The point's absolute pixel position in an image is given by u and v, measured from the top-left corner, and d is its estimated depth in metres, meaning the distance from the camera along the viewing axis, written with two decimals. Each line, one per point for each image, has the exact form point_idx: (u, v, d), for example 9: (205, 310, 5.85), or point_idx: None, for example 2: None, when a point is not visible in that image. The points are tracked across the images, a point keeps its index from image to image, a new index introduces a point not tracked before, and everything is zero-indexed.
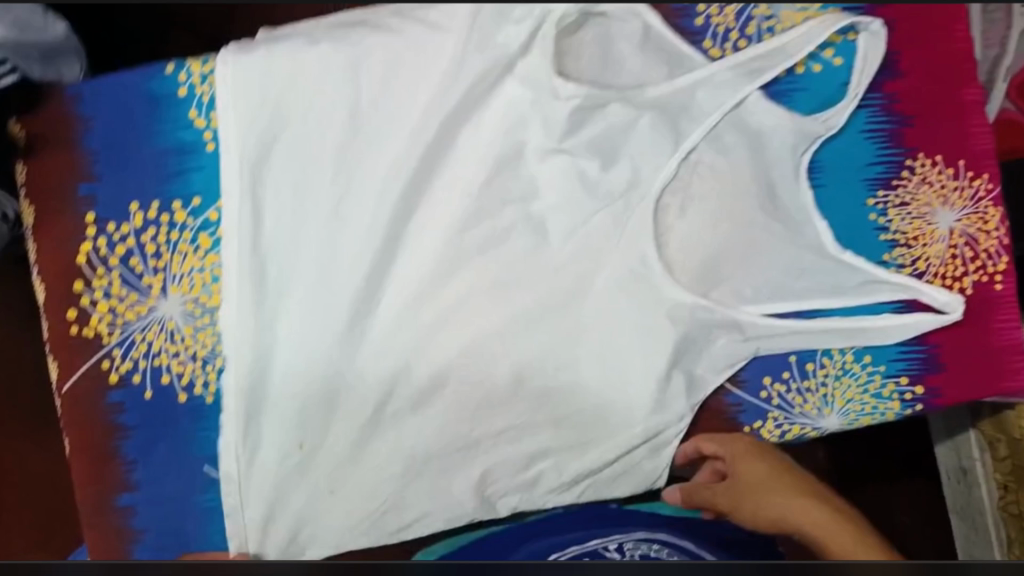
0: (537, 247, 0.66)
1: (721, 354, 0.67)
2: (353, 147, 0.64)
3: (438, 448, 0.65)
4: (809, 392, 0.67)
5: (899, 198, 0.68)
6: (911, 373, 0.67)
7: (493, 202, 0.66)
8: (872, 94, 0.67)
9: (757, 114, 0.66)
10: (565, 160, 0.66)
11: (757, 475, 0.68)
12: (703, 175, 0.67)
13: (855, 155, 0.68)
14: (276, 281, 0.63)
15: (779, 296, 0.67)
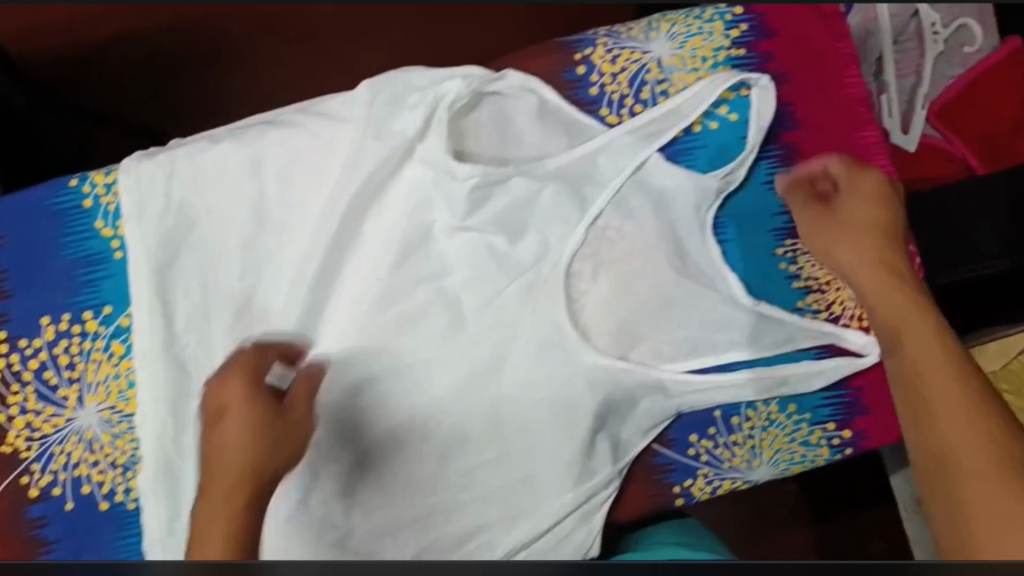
0: (454, 325, 0.66)
1: (645, 415, 0.66)
2: (262, 241, 0.66)
3: (366, 531, 0.64)
4: (737, 446, 0.67)
5: (807, 245, 0.68)
6: (837, 418, 0.67)
7: (405, 283, 0.66)
8: (769, 146, 0.68)
9: (657, 175, 0.67)
10: (473, 237, 0.66)
11: (856, 214, 0.64)
12: (611, 239, 0.67)
13: (758, 206, 0.68)
14: (192, 380, 0.64)
15: (699, 353, 0.67)
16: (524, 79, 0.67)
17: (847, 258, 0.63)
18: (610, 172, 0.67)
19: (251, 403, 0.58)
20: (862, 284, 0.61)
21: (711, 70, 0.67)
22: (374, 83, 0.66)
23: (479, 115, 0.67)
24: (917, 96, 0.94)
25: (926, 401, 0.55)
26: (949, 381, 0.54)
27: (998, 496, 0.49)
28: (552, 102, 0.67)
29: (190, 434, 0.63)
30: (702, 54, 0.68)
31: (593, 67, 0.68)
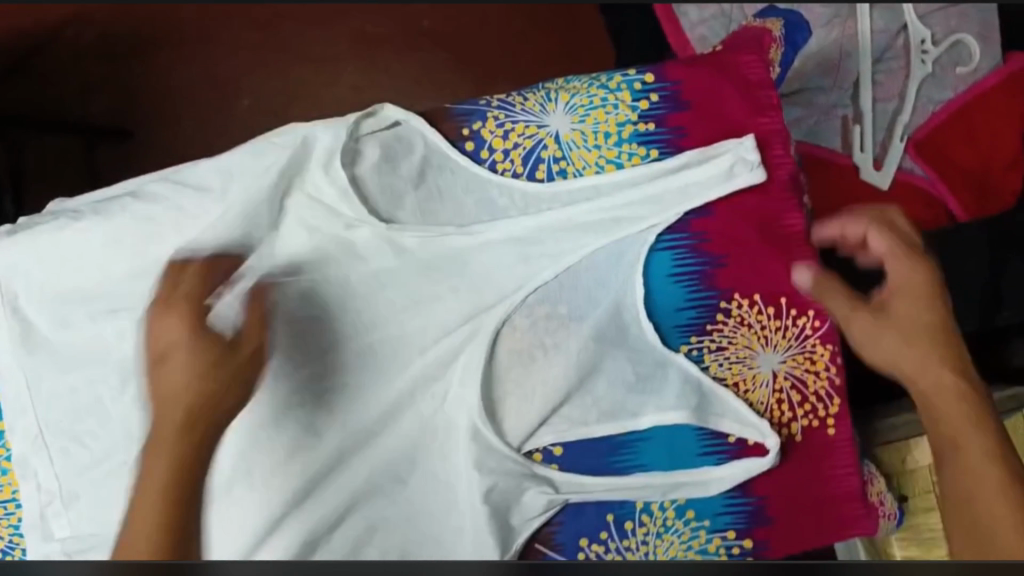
0: (348, 402, 0.63)
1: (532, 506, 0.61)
2: (122, 318, 0.61)
3: None
4: (629, 551, 0.63)
5: (715, 342, 0.62)
6: (738, 527, 0.63)
7: (286, 356, 0.62)
8: (675, 232, 0.62)
9: (594, 254, 0.62)
10: (360, 307, 0.62)
11: (908, 309, 0.60)
12: (541, 319, 0.62)
13: (660, 300, 0.62)
14: (66, 464, 0.62)
15: (604, 426, 0.62)
16: (402, 114, 0.63)
17: (904, 317, 0.60)
18: (533, 252, 0.62)
19: (190, 352, 0.56)
20: (909, 305, 0.61)
21: (614, 148, 0.62)
22: (234, 155, 0.62)
23: (348, 149, 0.61)
24: (896, 125, 0.85)
25: (967, 466, 0.54)
26: (988, 456, 0.54)
27: (996, 499, 0.52)
28: (440, 152, 0.63)
29: (70, 517, 0.62)
30: (604, 130, 0.62)
31: (483, 142, 0.63)
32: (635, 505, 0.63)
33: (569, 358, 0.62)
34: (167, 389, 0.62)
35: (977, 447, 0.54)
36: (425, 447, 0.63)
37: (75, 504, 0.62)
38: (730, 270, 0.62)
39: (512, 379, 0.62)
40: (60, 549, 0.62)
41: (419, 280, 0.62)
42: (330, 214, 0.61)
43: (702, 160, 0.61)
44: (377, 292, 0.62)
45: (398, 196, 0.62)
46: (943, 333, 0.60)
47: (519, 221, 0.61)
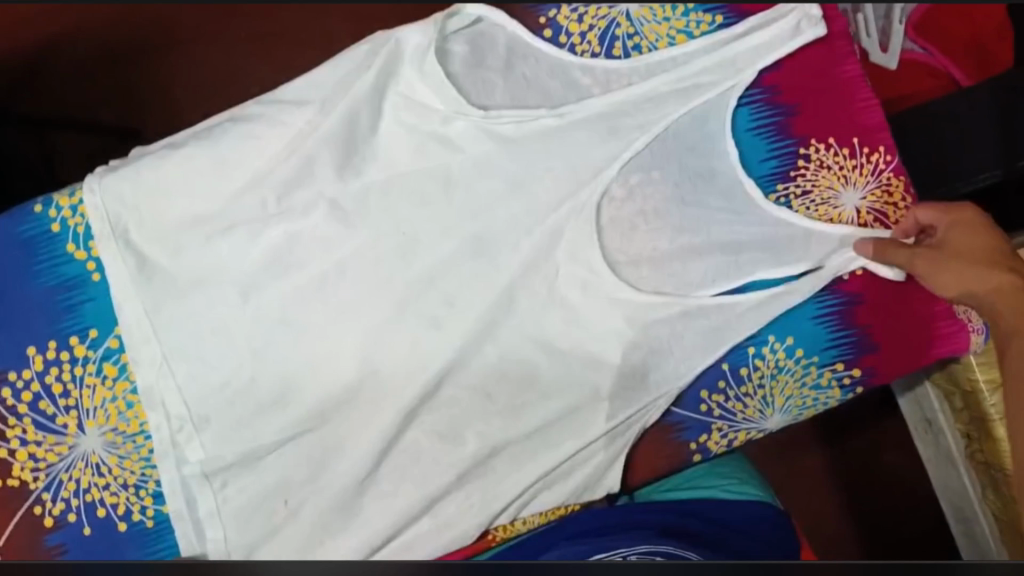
0: (465, 288, 0.65)
1: (658, 360, 0.65)
2: (241, 234, 0.63)
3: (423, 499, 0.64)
4: (748, 397, 0.67)
5: (799, 187, 0.67)
6: (846, 358, 0.67)
7: (402, 248, 0.65)
8: (752, 90, 0.66)
9: (678, 120, 0.66)
10: (465, 195, 0.65)
11: (963, 241, 0.60)
12: (637, 188, 0.66)
13: (746, 152, 0.67)
14: (197, 384, 0.63)
15: (723, 277, 0.66)
16: (485, 10, 0.66)
17: (967, 242, 0.60)
18: (622, 125, 0.66)
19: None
20: (961, 233, 0.61)
21: (682, 19, 0.67)
22: (329, 68, 0.65)
23: (442, 48, 0.65)
24: (893, 9, 0.92)
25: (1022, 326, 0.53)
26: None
27: None
28: (523, 42, 0.66)
29: (207, 440, 0.63)
30: (670, 4, 0.68)
31: (560, 28, 0.67)
32: (748, 352, 0.66)
33: (668, 219, 0.66)
34: (290, 297, 0.64)
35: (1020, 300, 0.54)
36: (542, 327, 0.65)
37: (207, 428, 0.63)
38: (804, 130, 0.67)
39: (617, 249, 0.66)
40: (200, 470, 0.63)
41: (517, 164, 0.65)
42: (425, 110, 0.65)
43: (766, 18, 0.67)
44: (479, 180, 0.65)
45: (486, 91, 0.66)
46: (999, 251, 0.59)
47: (607, 97, 0.65)
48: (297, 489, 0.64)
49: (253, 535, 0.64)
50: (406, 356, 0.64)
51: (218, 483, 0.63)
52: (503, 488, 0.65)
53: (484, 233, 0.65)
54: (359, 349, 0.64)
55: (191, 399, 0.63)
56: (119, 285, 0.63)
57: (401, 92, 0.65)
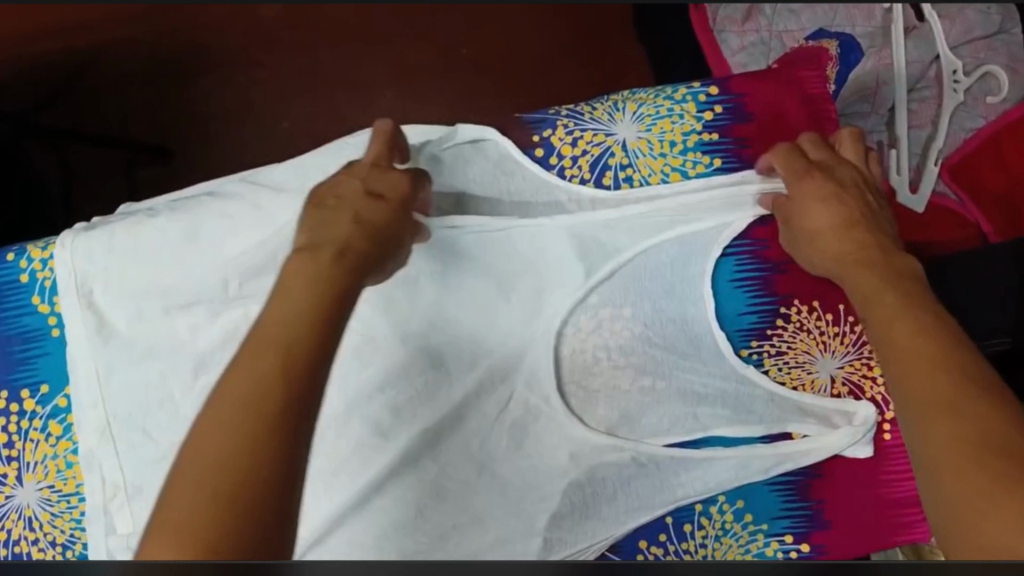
0: (425, 393, 0.62)
1: (603, 498, 0.60)
2: (196, 308, 0.63)
3: None
4: (688, 554, 0.63)
5: (774, 346, 0.64)
6: (795, 531, 0.64)
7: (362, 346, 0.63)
8: (739, 240, 0.64)
9: (654, 258, 0.65)
10: (435, 296, 0.64)
11: (817, 220, 0.61)
12: (606, 319, 0.65)
13: (723, 307, 0.64)
14: (134, 450, 0.61)
15: (679, 427, 0.62)
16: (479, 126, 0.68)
17: (817, 215, 0.61)
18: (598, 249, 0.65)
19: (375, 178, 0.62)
20: (811, 206, 0.61)
21: (679, 156, 0.66)
22: (317, 159, 0.66)
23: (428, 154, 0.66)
24: (931, 149, 0.88)
25: (885, 329, 0.53)
26: (918, 340, 0.51)
27: (917, 345, 0.50)
28: (513, 158, 0.68)
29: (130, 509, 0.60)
30: (670, 139, 0.66)
31: (553, 148, 0.67)
32: (694, 508, 0.64)
33: (635, 358, 0.64)
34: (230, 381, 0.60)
35: (905, 319, 0.52)
36: (487, 451, 0.61)
37: (134, 499, 0.60)
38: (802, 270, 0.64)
39: (577, 379, 0.64)
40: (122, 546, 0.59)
41: (482, 279, 0.65)
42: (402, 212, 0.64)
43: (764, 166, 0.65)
44: (447, 284, 0.65)
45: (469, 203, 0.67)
46: (853, 218, 0.61)
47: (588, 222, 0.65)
48: None
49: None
50: None
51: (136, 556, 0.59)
52: None
53: (441, 339, 0.64)
54: None
55: (126, 464, 0.61)
56: (74, 343, 0.63)
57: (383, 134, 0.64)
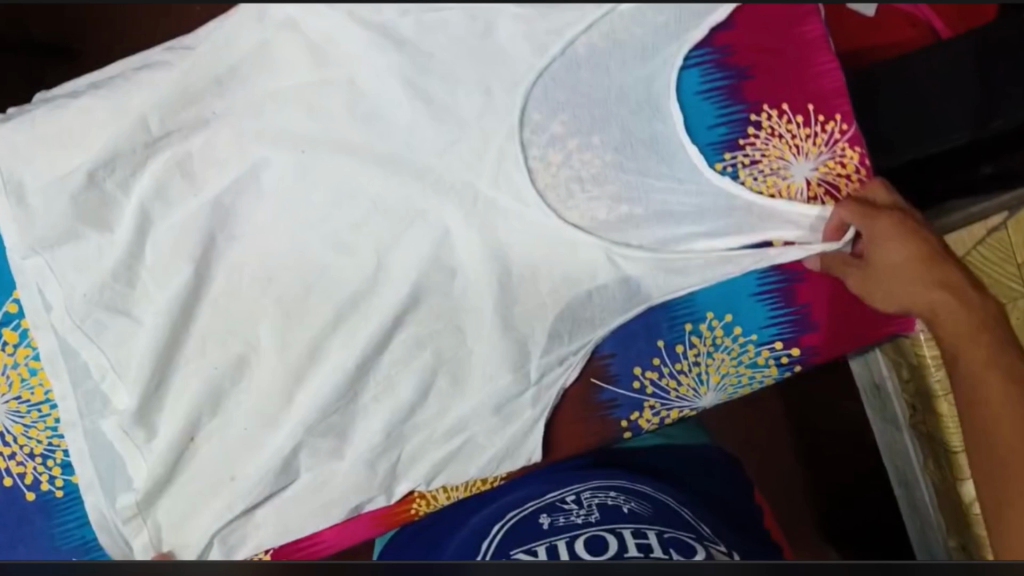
0: (399, 242, 0.62)
1: (587, 319, 0.63)
2: (146, 178, 0.59)
3: (368, 449, 0.62)
4: (682, 374, 0.65)
5: (748, 157, 0.62)
6: (784, 338, 0.65)
7: (325, 210, 0.61)
8: (702, 47, 0.62)
9: (618, 74, 0.61)
10: (396, 141, 0.61)
11: (894, 260, 0.61)
12: (576, 147, 0.62)
13: (693, 118, 0.62)
14: (111, 344, 0.60)
15: (668, 247, 0.62)
16: None
17: (893, 256, 0.62)
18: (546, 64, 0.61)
19: None
20: (885, 245, 0.61)
21: None
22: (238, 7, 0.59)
23: None
24: None
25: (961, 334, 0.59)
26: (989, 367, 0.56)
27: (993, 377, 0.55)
28: None
29: (126, 387, 0.60)
30: None
31: None
32: (684, 329, 0.64)
33: (613, 185, 0.62)
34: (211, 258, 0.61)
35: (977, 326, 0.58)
36: (469, 298, 0.63)
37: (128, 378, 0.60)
38: (762, 21, 0.62)
39: (557, 213, 0.62)
40: (120, 425, 0.60)
41: (443, 121, 0.61)
42: (347, 58, 0.60)
43: None
44: (405, 126, 0.61)
45: (410, 40, 0.60)
46: (929, 260, 0.61)
47: (546, 57, 0.60)
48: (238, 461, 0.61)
49: (170, 522, 0.61)
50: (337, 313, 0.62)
51: (137, 437, 0.60)
52: (435, 443, 0.63)
53: (409, 190, 0.61)
54: (282, 314, 0.62)
55: (115, 359, 0.60)
56: (12, 246, 0.59)
57: (251, 66, 0.59)
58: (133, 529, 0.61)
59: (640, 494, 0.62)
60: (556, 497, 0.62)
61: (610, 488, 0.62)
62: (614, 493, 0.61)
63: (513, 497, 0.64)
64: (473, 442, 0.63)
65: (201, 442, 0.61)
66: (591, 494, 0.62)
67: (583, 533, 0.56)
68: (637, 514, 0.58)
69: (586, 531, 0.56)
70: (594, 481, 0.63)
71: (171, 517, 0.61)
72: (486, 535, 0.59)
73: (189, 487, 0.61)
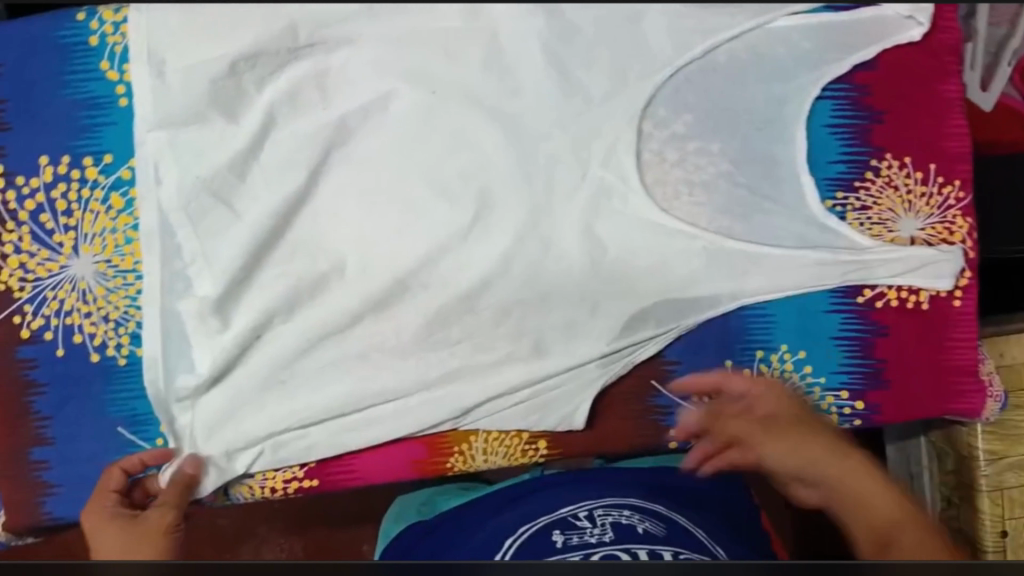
0: (503, 204, 0.63)
1: (663, 318, 0.64)
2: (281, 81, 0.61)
3: (423, 392, 0.63)
4: None
5: (860, 201, 0.63)
6: (852, 388, 0.64)
7: (440, 154, 0.62)
8: (840, 83, 0.63)
9: (748, 90, 0.63)
10: (524, 102, 0.62)
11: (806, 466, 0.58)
12: (691, 151, 0.63)
13: (815, 148, 0.63)
14: (208, 231, 0.62)
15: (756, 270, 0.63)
16: None
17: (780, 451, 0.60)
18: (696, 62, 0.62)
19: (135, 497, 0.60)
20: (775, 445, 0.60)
21: None
22: None
23: None
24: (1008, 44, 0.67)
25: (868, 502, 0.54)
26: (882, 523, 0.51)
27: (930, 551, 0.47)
28: None
29: (212, 275, 0.62)
30: None
31: None
32: (755, 355, 0.64)
33: (720, 195, 0.63)
34: (322, 171, 0.62)
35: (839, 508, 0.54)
36: (557, 271, 0.63)
37: (218, 266, 0.62)
38: (905, 70, 0.63)
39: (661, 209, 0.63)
40: (197, 310, 0.62)
41: (573, 95, 0.62)
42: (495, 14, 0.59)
43: (881, 24, 0.61)
44: (536, 91, 0.61)
45: None
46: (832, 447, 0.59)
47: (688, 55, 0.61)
48: (298, 372, 0.63)
49: (220, 421, 0.62)
50: (427, 254, 0.63)
51: (212, 326, 0.62)
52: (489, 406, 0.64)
53: (524, 153, 0.62)
54: (374, 242, 0.63)
55: (208, 246, 0.62)
56: (142, 116, 0.61)
57: None
58: (182, 410, 0.63)
59: (652, 512, 0.57)
60: (566, 510, 0.59)
61: (623, 506, 0.58)
62: (628, 511, 0.57)
63: (532, 508, 0.61)
64: (526, 411, 0.64)
65: (265, 342, 0.63)
66: (604, 512, 0.58)
67: (596, 551, 0.50)
68: (654, 535, 0.53)
69: (599, 550, 0.50)
70: (610, 499, 0.60)
71: (220, 414, 0.62)
72: (497, 547, 0.54)
73: (247, 389, 0.63)
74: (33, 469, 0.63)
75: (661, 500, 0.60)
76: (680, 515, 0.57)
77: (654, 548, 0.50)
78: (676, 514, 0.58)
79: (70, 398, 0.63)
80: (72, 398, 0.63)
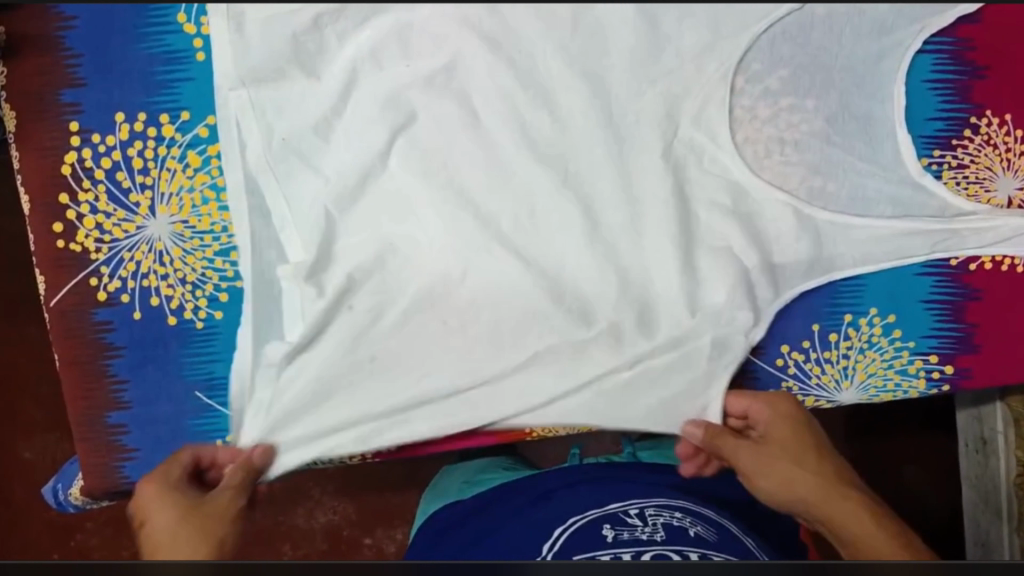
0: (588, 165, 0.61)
1: (753, 284, 0.61)
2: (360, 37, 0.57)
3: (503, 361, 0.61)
4: (829, 363, 0.63)
5: (957, 159, 0.62)
6: (941, 352, 0.62)
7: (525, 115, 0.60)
8: (943, 36, 0.61)
9: (846, 47, 0.60)
10: (610, 59, 0.58)
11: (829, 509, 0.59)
12: (786, 110, 0.61)
13: (914, 105, 0.61)
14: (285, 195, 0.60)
15: (843, 235, 0.61)
16: None
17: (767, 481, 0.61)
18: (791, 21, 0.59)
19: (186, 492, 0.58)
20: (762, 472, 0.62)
21: None
22: None
23: None
24: None
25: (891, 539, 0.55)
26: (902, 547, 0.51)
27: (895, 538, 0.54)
28: None
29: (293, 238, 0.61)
30: None
31: None
32: (843, 319, 0.62)
33: (812, 155, 0.61)
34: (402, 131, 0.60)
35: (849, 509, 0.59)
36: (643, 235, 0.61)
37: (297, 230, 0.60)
38: (1011, 24, 0.61)
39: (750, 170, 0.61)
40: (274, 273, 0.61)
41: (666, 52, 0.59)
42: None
43: None
44: (628, 48, 0.58)
45: None
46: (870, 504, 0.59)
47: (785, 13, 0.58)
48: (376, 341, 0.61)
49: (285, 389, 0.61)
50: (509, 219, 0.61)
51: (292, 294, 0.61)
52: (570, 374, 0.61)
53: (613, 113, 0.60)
54: (454, 207, 0.61)
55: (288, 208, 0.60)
56: (222, 71, 0.58)
57: None
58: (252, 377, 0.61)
59: (704, 518, 0.59)
60: (616, 507, 0.60)
61: (674, 508, 0.60)
62: (680, 514, 0.59)
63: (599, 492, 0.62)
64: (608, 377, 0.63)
65: (344, 305, 0.62)
66: (657, 512, 0.59)
67: (649, 550, 0.52)
68: (704, 539, 0.55)
69: (651, 549, 0.52)
70: (658, 500, 0.61)
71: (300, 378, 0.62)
72: (547, 536, 0.57)
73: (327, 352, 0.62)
74: (111, 433, 0.62)
75: (712, 507, 0.61)
76: (731, 523, 0.59)
77: (706, 551, 0.52)
78: (726, 520, 0.60)
79: (147, 361, 0.62)
80: (150, 361, 0.62)
